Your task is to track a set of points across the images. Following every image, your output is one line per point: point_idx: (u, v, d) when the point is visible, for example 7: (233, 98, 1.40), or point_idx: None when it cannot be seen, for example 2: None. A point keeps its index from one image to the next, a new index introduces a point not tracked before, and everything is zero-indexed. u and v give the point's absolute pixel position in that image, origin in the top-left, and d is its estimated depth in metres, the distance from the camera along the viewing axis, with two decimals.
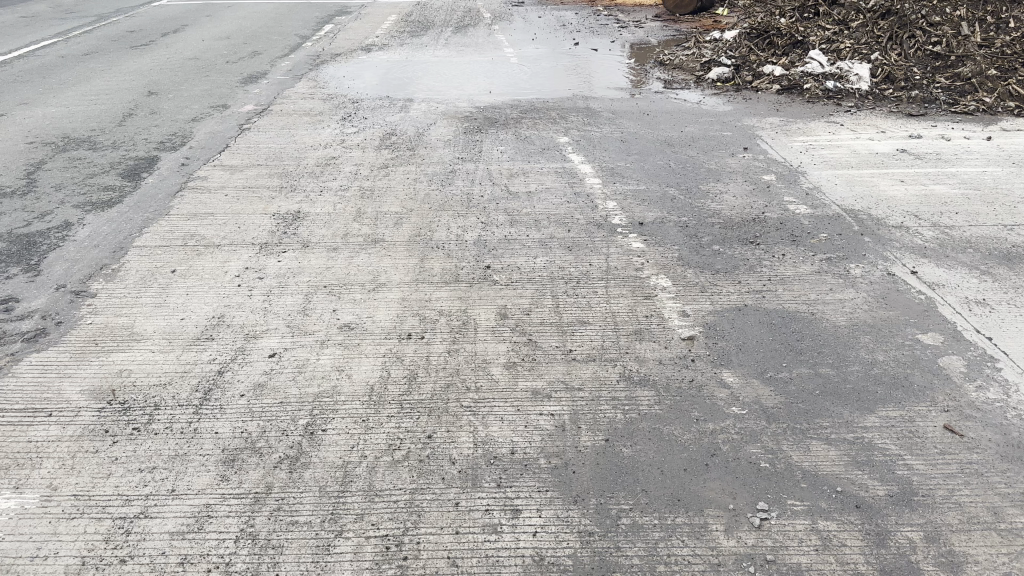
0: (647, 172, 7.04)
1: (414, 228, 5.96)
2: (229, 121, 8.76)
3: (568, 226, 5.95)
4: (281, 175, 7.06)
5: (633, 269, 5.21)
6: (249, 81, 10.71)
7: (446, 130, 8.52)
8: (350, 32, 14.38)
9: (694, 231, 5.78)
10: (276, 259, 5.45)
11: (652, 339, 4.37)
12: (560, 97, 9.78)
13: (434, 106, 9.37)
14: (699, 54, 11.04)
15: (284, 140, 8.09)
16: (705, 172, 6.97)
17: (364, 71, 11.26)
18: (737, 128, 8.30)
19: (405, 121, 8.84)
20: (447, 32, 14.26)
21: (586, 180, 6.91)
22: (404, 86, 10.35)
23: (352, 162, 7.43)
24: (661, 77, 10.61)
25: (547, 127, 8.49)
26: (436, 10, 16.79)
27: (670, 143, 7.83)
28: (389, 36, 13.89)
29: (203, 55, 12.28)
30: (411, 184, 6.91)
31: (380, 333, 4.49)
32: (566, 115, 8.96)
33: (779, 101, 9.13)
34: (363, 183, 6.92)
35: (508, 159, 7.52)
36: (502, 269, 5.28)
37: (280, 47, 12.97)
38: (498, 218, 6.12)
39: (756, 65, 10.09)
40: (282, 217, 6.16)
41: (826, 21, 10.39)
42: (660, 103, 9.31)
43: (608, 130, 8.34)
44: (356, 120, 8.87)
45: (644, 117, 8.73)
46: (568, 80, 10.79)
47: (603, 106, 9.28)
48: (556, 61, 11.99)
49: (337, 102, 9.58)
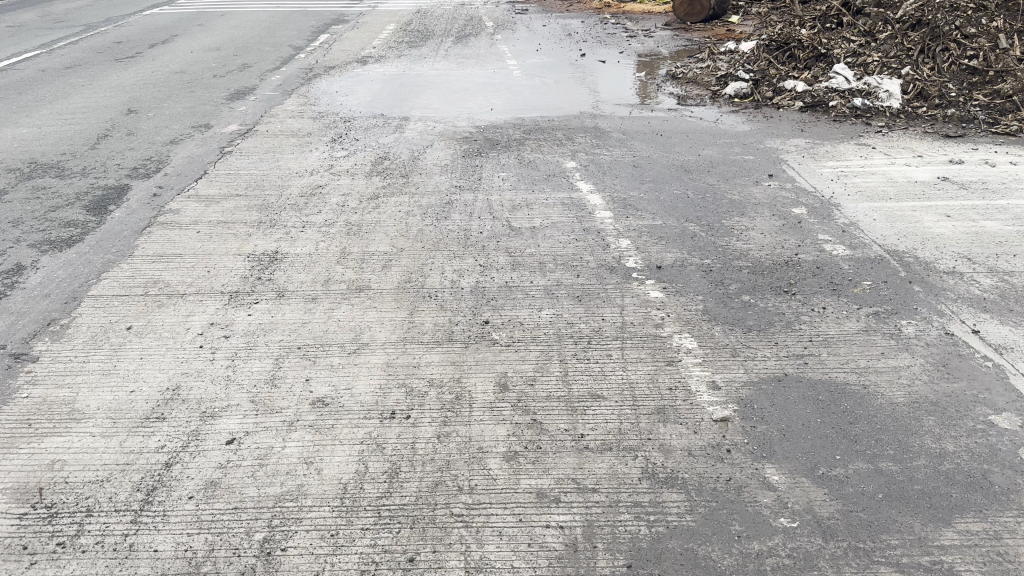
0: (663, 204, 6.39)
1: (404, 271, 5.33)
2: (210, 144, 8.15)
3: (576, 270, 5.31)
4: (261, 208, 6.44)
5: (653, 326, 4.56)
6: (235, 98, 10.12)
7: (444, 153, 7.90)
8: (346, 43, 13.78)
9: (719, 276, 5.13)
10: (247, 312, 4.81)
11: (678, 420, 3.70)
12: (566, 115, 9.15)
13: (431, 126, 8.76)
14: (713, 67, 10.42)
15: (268, 165, 7.47)
16: (728, 204, 6.32)
17: (358, 86, 10.65)
18: (759, 150, 7.65)
19: (400, 143, 8.22)
20: (448, 42, 13.65)
21: (596, 213, 6.27)
22: (399, 103, 9.74)
23: (340, 191, 6.82)
24: (673, 92, 9.98)
25: (552, 150, 7.86)
26: (437, 19, 16.20)
27: (687, 168, 7.18)
28: (387, 48, 13.28)
29: (190, 69, 11.70)
30: (403, 217, 6.28)
31: (358, 411, 3.83)
32: (573, 136, 8.33)
33: (802, 120, 8.50)
34: (351, 216, 6.30)
35: (511, 188, 6.89)
36: (502, 324, 4.62)
37: (272, 60, 12.37)
38: (499, 260, 5.48)
39: (777, 80, 9.47)
40: (257, 259, 5.53)
41: (850, 31, 9.79)
42: (674, 122, 8.67)
43: (619, 154, 7.70)
44: (347, 142, 8.26)
45: (657, 138, 8.09)
46: (574, 95, 10.17)
47: (612, 126, 8.64)
48: (561, 74, 11.37)
49: (328, 122, 8.98)
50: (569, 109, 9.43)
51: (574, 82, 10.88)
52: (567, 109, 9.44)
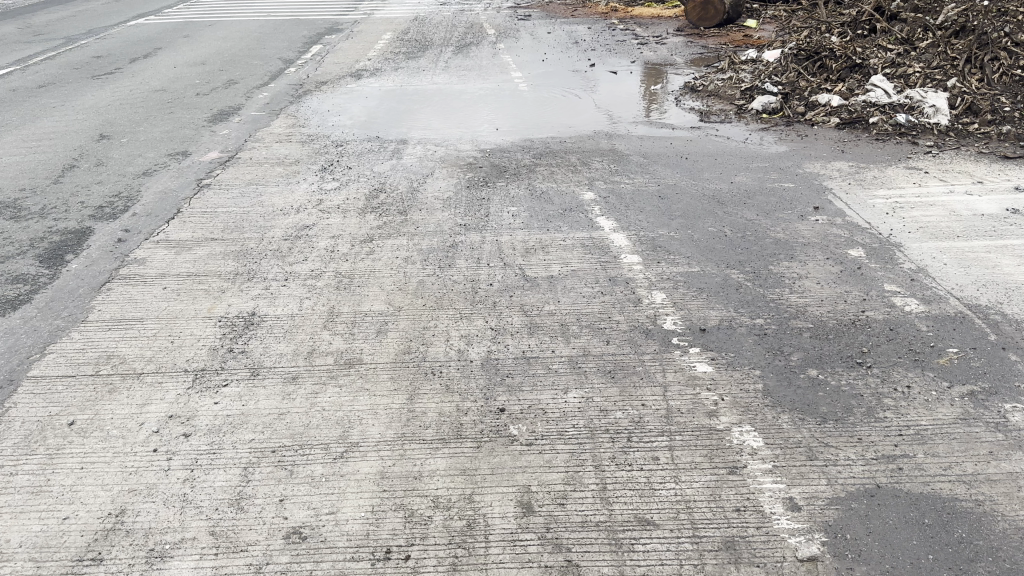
0: (697, 244, 5.60)
1: (402, 336, 4.55)
2: (187, 175, 7.38)
3: (605, 332, 4.52)
4: (240, 256, 5.66)
5: (705, 412, 3.76)
6: (218, 120, 9.35)
7: (446, 183, 7.12)
8: (339, 55, 13.00)
9: (776, 342, 4.34)
10: (214, 399, 4.02)
11: (754, 561, 2.90)
12: (579, 135, 8.37)
13: (432, 150, 7.99)
14: (736, 79, 9.62)
15: (249, 201, 6.70)
16: (772, 245, 5.53)
17: (353, 104, 9.89)
18: (798, 176, 6.85)
19: (397, 171, 7.44)
20: (447, 53, 12.86)
21: (622, 257, 5.48)
22: (396, 123, 8.98)
23: (330, 232, 6.04)
24: (694, 107, 9.19)
25: (566, 179, 7.07)
26: (435, 27, 15.41)
27: (721, 200, 6.40)
28: (382, 60, 12.50)
29: (172, 87, 10.95)
30: (400, 264, 5.50)
31: (345, 548, 3.03)
32: (589, 161, 7.54)
33: (841, 139, 7.71)
34: (341, 264, 5.51)
35: (522, 225, 6.11)
36: (521, 410, 3.82)
37: (259, 76, 11.59)
38: (514, 321, 4.69)
39: (808, 93, 8.67)
40: (231, 322, 4.76)
41: (887, 39, 8.99)
42: (699, 142, 7.89)
43: (641, 182, 6.91)
44: (339, 171, 7.48)
45: (682, 163, 7.31)
46: (586, 111, 9.39)
47: (631, 147, 7.86)
48: (571, 86, 10.59)
49: (318, 147, 8.20)
50: (582, 127, 8.66)
51: (586, 96, 10.10)
52: (580, 127, 8.67)
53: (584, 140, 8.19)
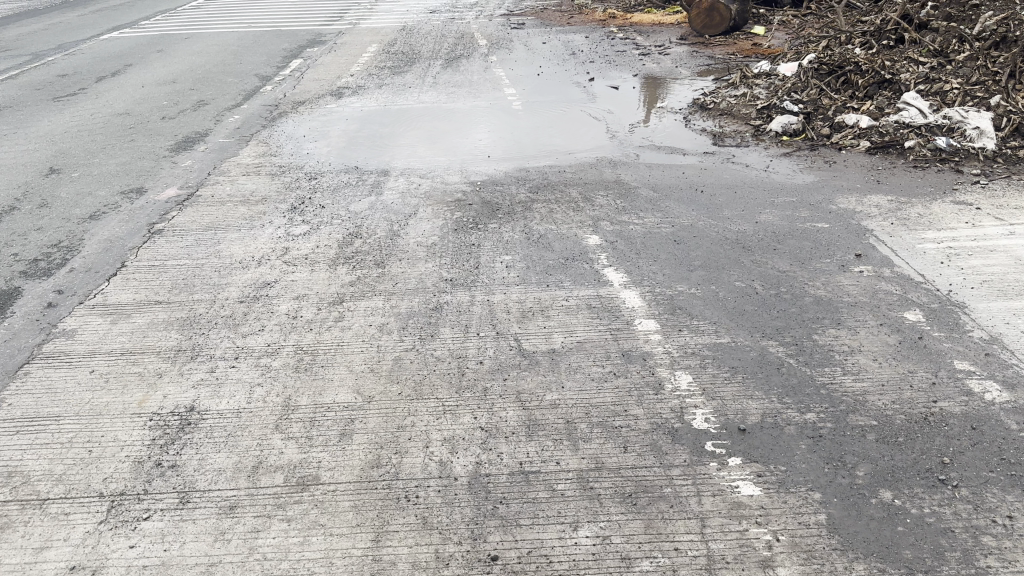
0: (724, 304, 4.76)
1: (371, 438, 3.70)
2: (138, 219, 6.53)
3: (621, 429, 3.67)
4: (186, 326, 4.82)
5: (757, 560, 2.92)
6: (182, 148, 8.51)
7: (432, 223, 6.29)
8: (320, 70, 12.16)
9: (835, 450, 3.50)
10: (128, 540, 3.17)
11: None
12: (580, 162, 7.55)
13: (416, 184, 7.16)
14: (750, 95, 8.80)
15: (204, 252, 5.85)
16: (813, 306, 4.70)
17: (331, 128, 9.07)
18: (831, 213, 6.02)
19: (376, 210, 6.61)
20: (436, 67, 12.03)
21: (635, 322, 4.63)
22: (377, 151, 8.15)
23: (294, 291, 5.20)
24: (706, 127, 8.36)
25: (567, 218, 6.24)
26: (424, 38, 14.59)
27: (746, 244, 5.57)
28: (366, 75, 11.68)
29: (136, 110, 10.12)
30: (374, 333, 4.65)
31: None
32: (593, 195, 6.70)
33: (874, 166, 6.89)
34: (305, 334, 4.67)
35: (518, 279, 5.28)
36: (518, 558, 2.98)
37: (232, 97, 10.76)
38: (509, 413, 3.84)
39: (832, 112, 7.85)
40: (163, 422, 3.92)
41: (918, 51, 8.19)
42: (715, 171, 7.07)
43: (653, 222, 6.07)
44: (310, 210, 6.64)
45: (698, 196, 6.49)
46: (587, 133, 8.58)
47: (638, 177, 7.03)
48: (569, 104, 9.79)
49: (289, 181, 7.36)
50: (582, 153, 7.85)
51: (586, 115, 9.29)
52: (581, 153, 7.85)
53: (585, 168, 7.37)
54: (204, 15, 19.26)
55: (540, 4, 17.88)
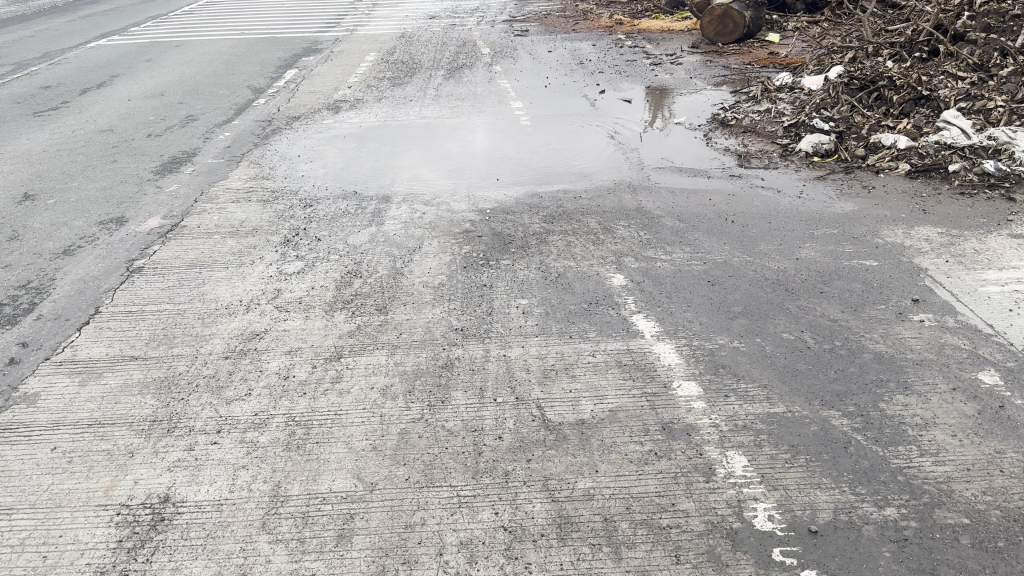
0: (773, 363, 4.21)
1: (375, 541, 3.14)
2: (115, 255, 5.98)
3: (670, 530, 3.12)
4: (162, 390, 4.27)
5: None
6: (167, 171, 7.95)
7: (438, 259, 5.74)
8: (316, 82, 11.61)
9: (926, 560, 2.95)
10: None
11: None
12: (596, 187, 7.00)
13: (419, 212, 6.61)
14: (775, 112, 8.26)
15: (187, 297, 5.31)
16: (874, 366, 4.16)
17: (328, 147, 8.54)
18: (878, 249, 5.47)
19: (377, 243, 6.05)
20: (438, 78, 11.49)
21: (674, 384, 4.08)
22: (377, 174, 7.61)
23: (286, 344, 4.65)
24: (729, 145, 7.81)
25: (586, 254, 5.69)
26: (424, 46, 14.04)
27: (789, 287, 5.02)
28: (364, 88, 11.13)
29: (120, 127, 9.56)
30: (377, 397, 4.09)
31: None
32: (614, 226, 6.13)
33: (918, 192, 6.34)
34: (297, 399, 4.11)
35: (537, 329, 4.73)
36: None
37: (222, 111, 10.21)
38: (535, 506, 3.29)
39: (867, 131, 7.31)
40: (131, 518, 3.36)
41: (956, 65, 7.66)
42: (745, 197, 6.52)
43: (682, 258, 5.51)
44: (305, 243, 6.08)
45: (730, 227, 5.94)
46: (602, 153, 8.02)
47: (661, 205, 6.48)
48: (580, 119, 9.24)
49: (281, 208, 6.80)
50: (597, 176, 7.29)
51: (599, 132, 8.74)
52: (596, 176, 7.29)
53: (602, 194, 6.83)
54: (197, 21, 18.69)
55: (543, 10, 17.33)
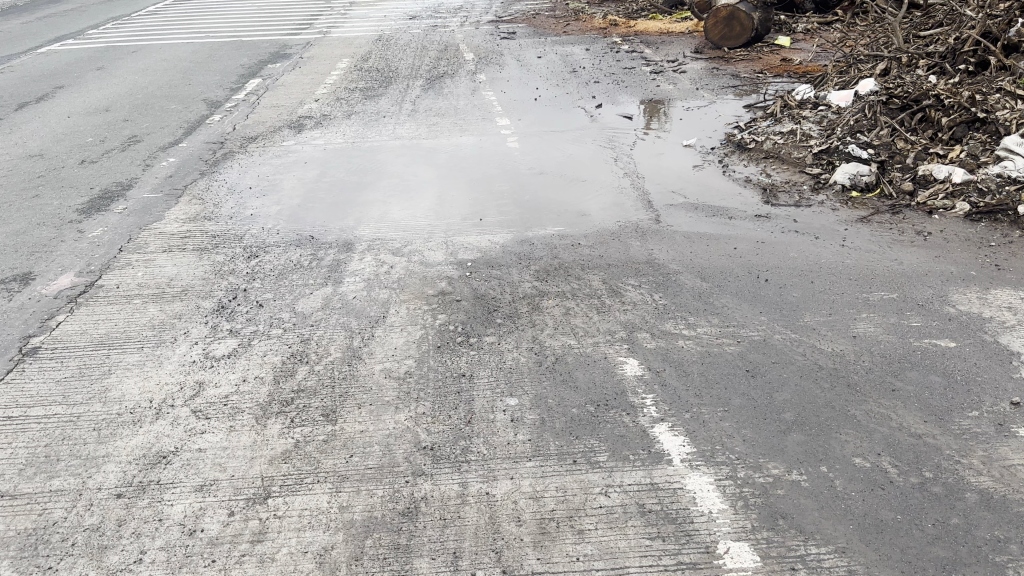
0: (849, 511, 3.14)
1: None
2: (8, 330, 4.86)
3: None
4: (23, 553, 3.16)
5: None
6: (94, 207, 6.81)
7: (405, 331, 4.64)
8: (280, 93, 10.48)
9: None
10: None
11: None
12: (597, 232, 5.92)
13: (386, 265, 5.53)
14: (801, 134, 7.21)
15: (84, 394, 4.20)
16: (985, 516, 3.09)
17: (285, 177, 7.42)
18: (953, 322, 4.41)
19: (331, 309, 4.94)
20: (416, 91, 10.40)
21: (720, 546, 2.99)
22: (340, 214, 6.51)
23: (199, 474, 3.54)
24: (750, 175, 6.75)
25: (590, 326, 4.60)
26: (402, 51, 12.92)
27: (849, 383, 3.95)
28: (332, 101, 10.01)
29: (51, 150, 8.40)
30: (311, 567, 2.98)
31: None
32: (622, 286, 5.04)
33: (986, 240, 5.30)
34: (203, 572, 3.01)
35: (530, 442, 3.62)
36: None
37: (171, 130, 9.06)
38: None
39: (913, 160, 6.28)
40: None
41: (1013, 81, 6.61)
42: (777, 246, 5.46)
43: (710, 333, 4.43)
44: (242, 311, 4.96)
45: (764, 289, 4.87)
46: (602, 184, 6.93)
47: (677, 256, 5.41)
48: (575, 139, 8.15)
49: (221, 261, 5.69)
50: (598, 217, 6.20)
51: (598, 156, 7.65)
52: (597, 217, 6.21)
53: (605, 241, 5.75)
54: (159, 22, 17.43)
55: (531, 10, 16.20)
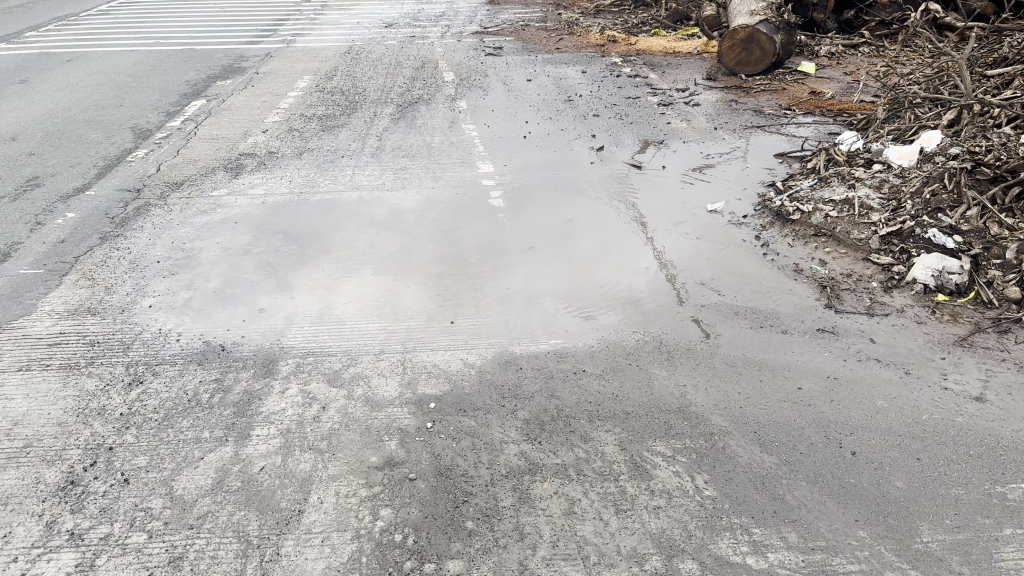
0: None
1: None
2: None
3: None
4: None
5: None
6: None
7: (330, 537, 3.14)
8: (224, 120, 8.92)
9: None
10: None
11: None
12: (615, 315, 4.85)
13: (318, 401, 4.01)
14: (860, 204, 5.80)
15: None
16: None
17: (207, 245, 5.86)
18: None
19: (226, 491, 3.41)
20: (386, 122, 8.91)
21: None
22: (268, 309, 4.96)
23: None
24: (799, 264, 5.31)
25: (607, 535, 3.11)
26: (374, 67, 11.41)
27: None
28: (284, 131, 8.47)
29: None
30: None
31: None
32: (641, 415, 3.81)
33: None
34: None
35: None
36: None
37: (83, 169, 7.47)
38: None
39: (1014, 254, 4.90)
40: None
41: None
42: (857, 389, 4.01)
43: (788, 565, 2.96)
44: (96, 494, 3.45)
45: (854, 473, 3.42)
46: (614, 241, 5.89)
47: (709, 355, 4.33)
48: (575, 197, 6.69)
49: (91, 392, 4.15)
50: (617, 290, 5.18)
51: (605, 222, 6.22)
52: (617, 291, 5.17)
53: (625, 328, 4.67)
54: (106, 23, 15.63)
55: (520, 20, 14.68)
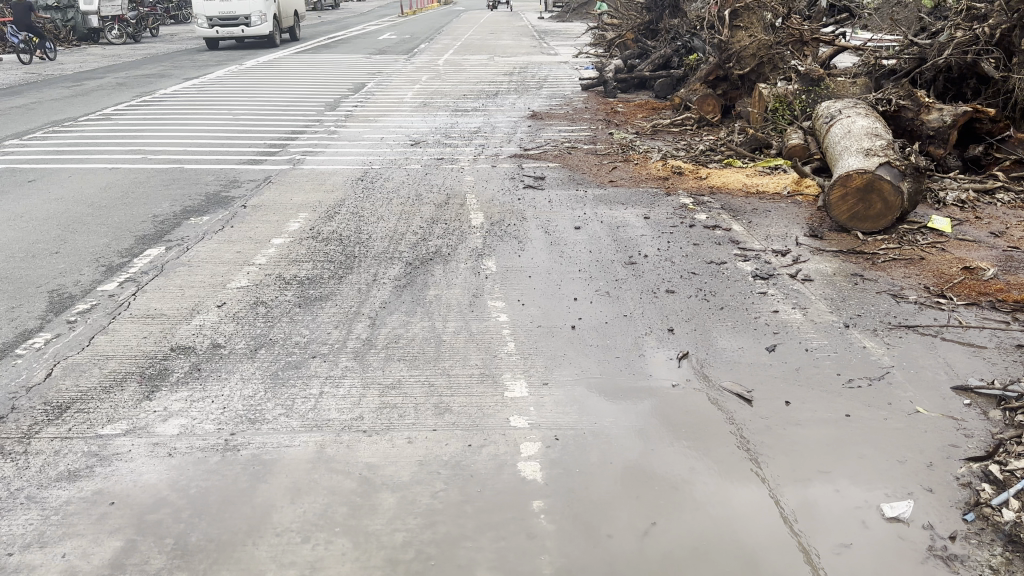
0: None
1: None
2: None
3: None
4: None
5: None
6: None
7: None
8: (174, 282, 6.76)
9: None
10: None
11: None
12: (648, 406, 4.80)
13: None
14: None
15: None
16: None
17: (46, 562, 3.54)
18: None
19: None
20: (389, 290, 6.69)
21: None
22: None
23: None
24: None
25: None
26: (388, 201, 9.34)
27: None
28: (248, 306, 6.27)
29: None
30: None
31: None
32: (689, 534, 3.68)
33: None
34: None
35: None
36: None
37: None
38: None
39: None
40: None
41: None
42: None
43: None
44: None
45: None
46: (633, 335, 5.78)
47: (747, 463, 4.21)
48: (605, 320, 6.06)
49: None
50: (647, 378, 5.13)
51: (629, 328, 5.89)
52: (648, 381, 5.10)
53: (657, 433, 4.51)
54: (101, 129, 13.97)
55: (566, 140, 12.71)
